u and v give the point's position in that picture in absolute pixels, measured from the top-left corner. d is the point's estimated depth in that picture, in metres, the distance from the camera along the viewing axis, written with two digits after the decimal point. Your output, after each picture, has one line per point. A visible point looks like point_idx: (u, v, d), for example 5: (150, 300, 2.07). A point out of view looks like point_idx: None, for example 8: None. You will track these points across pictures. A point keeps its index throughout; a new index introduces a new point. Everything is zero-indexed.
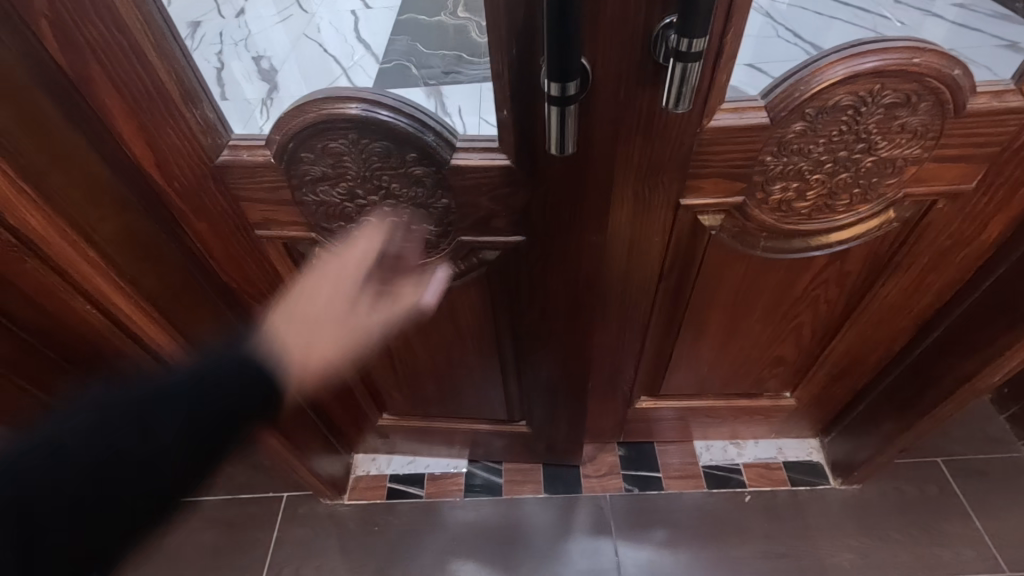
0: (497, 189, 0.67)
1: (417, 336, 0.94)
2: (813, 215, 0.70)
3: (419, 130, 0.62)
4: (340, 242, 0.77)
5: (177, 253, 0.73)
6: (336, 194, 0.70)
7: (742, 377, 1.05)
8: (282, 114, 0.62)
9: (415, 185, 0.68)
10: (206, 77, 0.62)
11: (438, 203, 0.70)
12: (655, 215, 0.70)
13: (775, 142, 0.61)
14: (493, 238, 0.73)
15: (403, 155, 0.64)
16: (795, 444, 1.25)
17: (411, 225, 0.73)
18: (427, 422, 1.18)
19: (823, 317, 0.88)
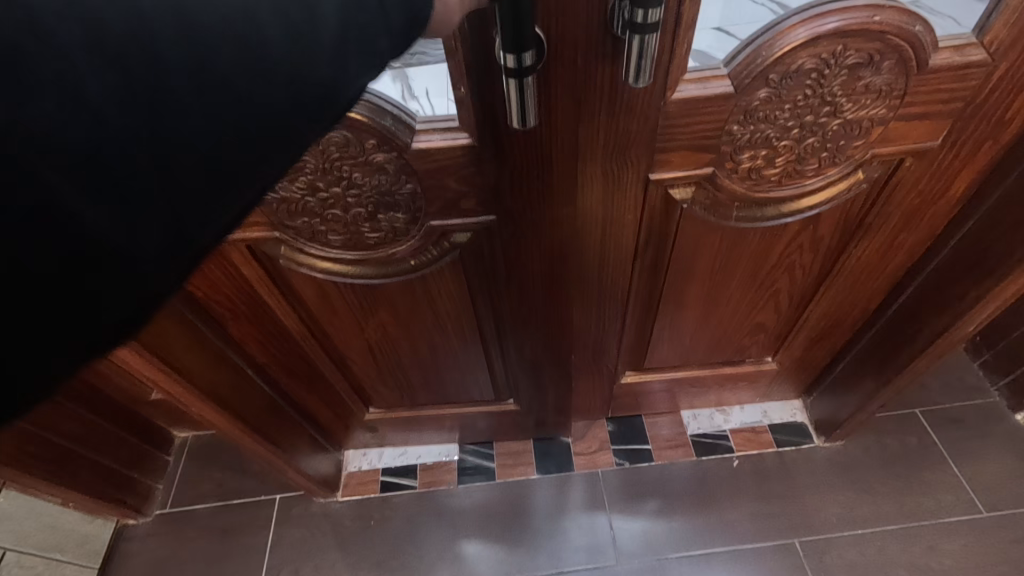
0: (463, 169, 0.65)
1: (397, 328, 0.93)
2: (782, 181, 0.69)
3: (376, 115, 0.60)
4: (307, 238, 0.75)
5: None
6: (298, 189, 0.68)
7: (724, 346, 1.05)
8: None
9: (379, 173, 0.66)
10: None
11: (404, 189, 0.68)
12: (626, 191, 0.69)
13: (742, 110, 0.60)
14: (463, 222, 0.72)
15: (362, 143, 0.62)
16: (779, 407, 1.27)
17: (377, 214, 0.71)
18: (415, 414, 1.18)
19: (800, 282, 0.89)
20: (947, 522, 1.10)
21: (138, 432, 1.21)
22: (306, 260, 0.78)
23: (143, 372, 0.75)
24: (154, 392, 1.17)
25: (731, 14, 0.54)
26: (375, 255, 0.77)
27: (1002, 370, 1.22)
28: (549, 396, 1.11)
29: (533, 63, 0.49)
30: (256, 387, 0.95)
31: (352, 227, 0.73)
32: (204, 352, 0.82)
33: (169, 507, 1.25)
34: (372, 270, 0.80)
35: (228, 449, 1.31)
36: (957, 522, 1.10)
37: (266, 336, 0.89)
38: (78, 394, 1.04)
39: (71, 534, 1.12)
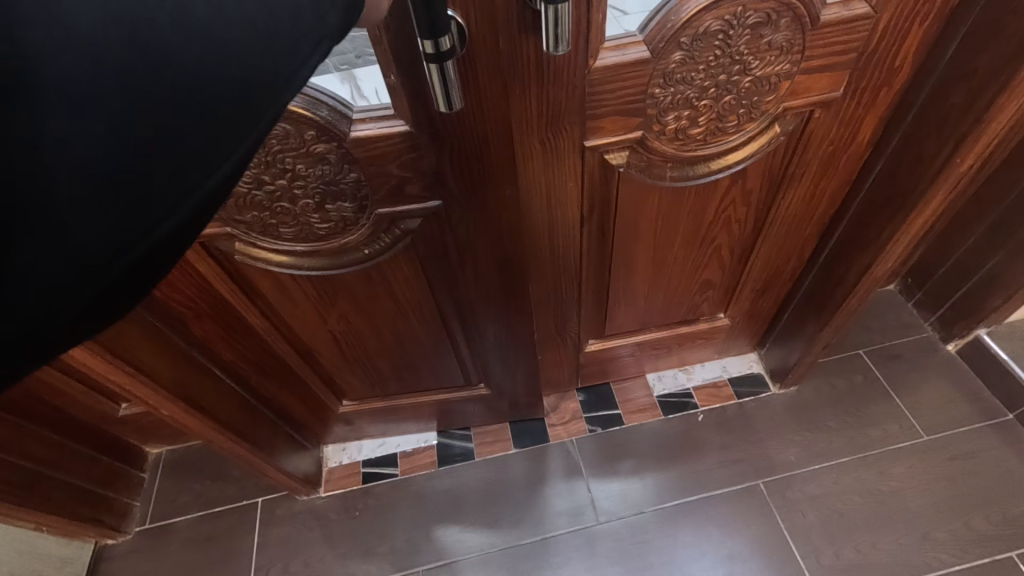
0: (403, 156, 0.67)
1: (362, 318, 0.95)
2: (708, 139, 0.75)
3: (311, 106, 0.62)
4: (259, 233, 0.77)
5: None
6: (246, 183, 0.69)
7: (678, 306, 1.11)
8: None
9: (322, 163, 0.68)
10: None
11: (348, 178, 0.70)
12: (565, 159, 0.73)
13: (660, 73, 0.65)
14: (411, 207, 0.74)
15: (302, 135, 0.64)
16: (737, 361, 1.35)
17: (325, 205, 0.74)
18: (390, 403, 1.20)
19: (738, 236, 0.95)
20: (893, 448, 1.19)
21: (109, 451, 1.20)
22: (261, 254, 0.80)
23: (108, 376, 0.76)
24: (123, 408, 1.16)
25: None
26: (328, 246, 0.80)
27: (932, 306, 1.32)
28: (517, 377, 1.14)
29: (451, 46, 0.50)
30: (227, 387, 0.96)
31: (302, 219, 0.75)
32: (169, 354, 0.83)
33: (149, 523, 1.24)
34: (330, 259, 0.82)
35: (205, 459, 1.31)
36: (903, 448, 1.19)
37: (231, 334, 0.90)
38: (42, 416, 1.03)
39: (49, 558, 1.09)
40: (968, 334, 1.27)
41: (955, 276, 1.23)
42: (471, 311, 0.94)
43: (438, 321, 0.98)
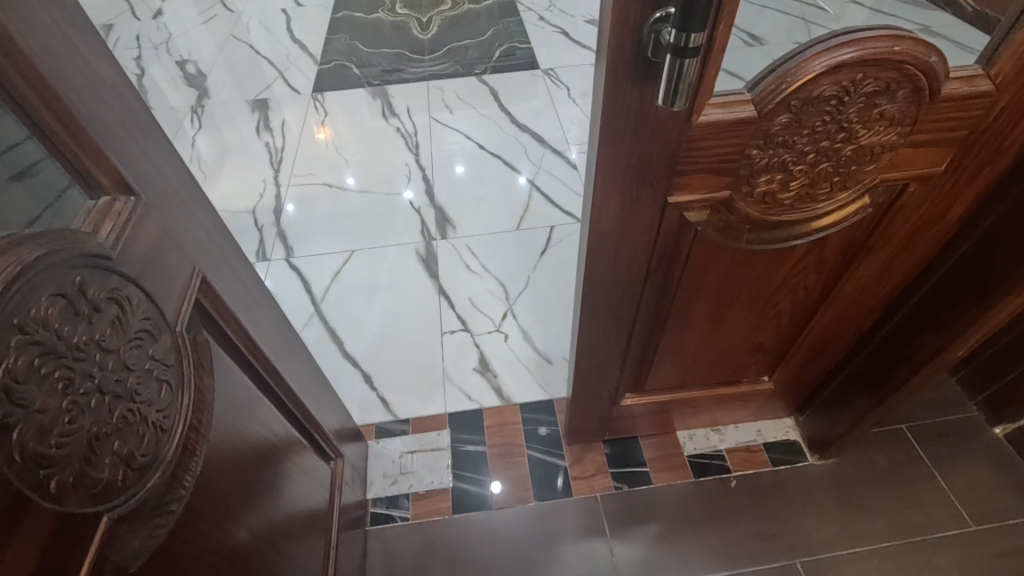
0: (127, 357, 0.48)
1: (274, 392, 0.81)
2: (795, 206, 0.70)
3: (137, 221, 0.52)
4: (205, 261, 0.65)
5: (213, 240, 0.68)
6: (170, 191, 0.59)
7: (724, 367, 1.06)
8: (140, 167, 0.54)
9: (170, 271, 0.56)
10: (131, 123, 0.54)
11: (171, 300, 0.56)
12: (643, 214, 0.69)
13: (762, 134, 0.60)
14: (177, 403, 0.55)
15: (114, 335, 0.47)
16: (772, 426, 1.29)
17: (189, 386, 0.57)
18: (331, 483, 1.05)
19: (801, 303, 0.90)
20: (939, 537, 1.12)
21: None
22: (226, 326, 0.68)
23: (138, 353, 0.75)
24: None
25: (735, 50, 0.55)
26: (221, 390, 0.66)
27: (979, 385, 1.27)
28: None
29: None
30: None
31: (203, 360, 0.61)
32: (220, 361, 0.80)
33: None
34: (214, 340, 0.66)
35: None
36: (949, 537, 1.12)
37: None
38: None
39: None
40: (1018, 420, 1.21)
41: (1006, 358, 1.18)
42: (235, 552, 0.66)
43: (267, 492, 0.75)
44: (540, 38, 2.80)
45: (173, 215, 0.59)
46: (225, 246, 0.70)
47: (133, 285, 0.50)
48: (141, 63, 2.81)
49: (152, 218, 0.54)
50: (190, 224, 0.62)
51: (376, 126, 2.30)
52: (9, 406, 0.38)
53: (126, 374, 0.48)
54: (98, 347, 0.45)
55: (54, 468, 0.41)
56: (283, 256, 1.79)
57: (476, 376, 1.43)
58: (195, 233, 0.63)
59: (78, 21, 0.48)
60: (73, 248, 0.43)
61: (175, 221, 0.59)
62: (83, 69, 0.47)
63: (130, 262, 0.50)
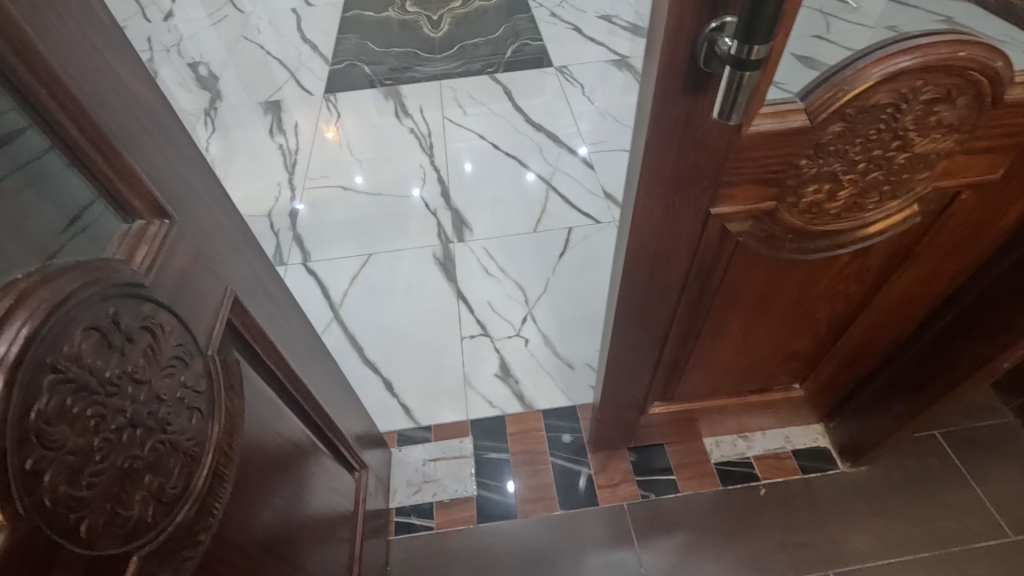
0: (158, 387, 0.47)
1: (302, 408, 0.80)
2: (841, 215, 0.67)
3: (169, 244, 0.51)
4: (236, 279, 0.63)
5: (246, 258, 0.67)
6: (203, 210, 0.58)
7: (756, 375, 1.03)
8: (177, 191, 0.53)
9: (202, 293, 0.56)
10: (167, 145, 0.53)
11: (204, 323, 0.55)
12: (685, 225, 0.67)
13: (813, 144, 0.58)
14: (205, 432, 0.53)
15: (146, 366, 0.46)
16: (801, 432, 1.27)
17: (218, 414, 0.55)
18: (356, 495, 1.04)
19: (839, 311, 0.88)
20: (977, 547, 1.09)
21: None
22: (255, 344, 0.67)
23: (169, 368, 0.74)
24: None
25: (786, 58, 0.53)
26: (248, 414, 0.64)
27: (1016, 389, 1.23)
28: None
29: None
30: None
31: (231, 385, 0.59)
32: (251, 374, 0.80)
33: None
34: (243, 358, 0.65)
35: None
36: (988, 547, 1.09)
37: None
38: None
39: None
40: None
41: None
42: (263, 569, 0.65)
43: (294, 511, 0.74)
44: (553, 35, 2.76)
45: (206, 234, 0.58)
46: (254, 260, 0.69)
47: (165, 311, 0.49)
48: (153, 66, 2.81)
49: (185, 241, 0.53)
50: (224, 243, 0.61)
51: (389, 127, 2.28)
52: (39, 450, 0.35)
53: (158, 405, 0.47)
54: (130, 379, 0.44)
55: (83, 512, 0.39)
56: (300, 260, 1.78)
57: (497, 382, 1.42)
58: (228, 251, 0.62)
59: (113, 39, 0.46)
60: (106, 277, 0.42)
61: (208, 241, 0.58)
62: (116, 90, 0.46)
63: (162, 287, 0.49)
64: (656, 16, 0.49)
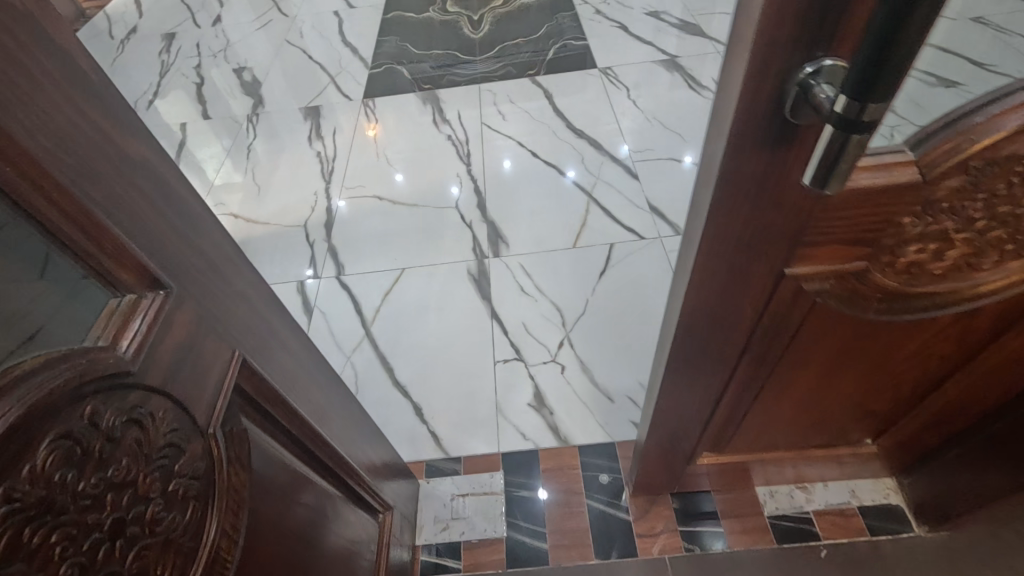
0: (147, 485, 0.42)
1: (320, 461, 0.75)
2: (947, 276, 0.56)
3: (167, 318, 0.45)
4: (246, 338, 0.58)
5: (259, 312, 0.62)
6: (210, 269, 0.52)
7: (822, 431, 0.92)
8: (179, 253, 0.48)
9: (206, 361, 0.50)
10: (169, 205, 0.47)
11: (207, 396, 0.50)
12: (752, 285, 0.57)
13: (921, 201, 0.47)
14: (206, 521, 0.48)
15: (132, 465, 0.41)
16: (869, 487, 1.13)
17: (221, 497, 0.50)
18: (380, 538, 0.99)
19: (927, 372, 0.76)
20: None
21: None
22: (271, 403, 0.62)
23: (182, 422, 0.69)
24: None
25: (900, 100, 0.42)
26: (259, 483, 0.59)
27: None
28: None
29: None
30: None
31: (240, 458, 0.54)
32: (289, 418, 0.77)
33: None
34: (254, 422, 0.60)
35: None
36: None
37: None
38: None
39: None
40: None
41: None
42: None
43: None
44: (598, 34, 2.64)
45: (213, 295, 0.53)
46: (267, 312, 0.64)
47: (158, 396, 0.44)
48: (200, 72, 2.86)
49: (187, 307, 0.48)
50: (233, 302, 0.56)
51: (426, 134, 2.24)
52: None
53: (146, 505, 0.42)
54: (110, 486, 0.39)
55: None
56: (333, 274, 1.76)
57: (531, 413, 1.34)
58: (238, 310, 0.57)
59: (100, 91, 0.41)
60: (82, 372, 0.37)
61: (215, 303, 0.53)
62: (102, 150, 0.40)
63: (157, 369, 0.44)
64: (733, 50, 0.39)
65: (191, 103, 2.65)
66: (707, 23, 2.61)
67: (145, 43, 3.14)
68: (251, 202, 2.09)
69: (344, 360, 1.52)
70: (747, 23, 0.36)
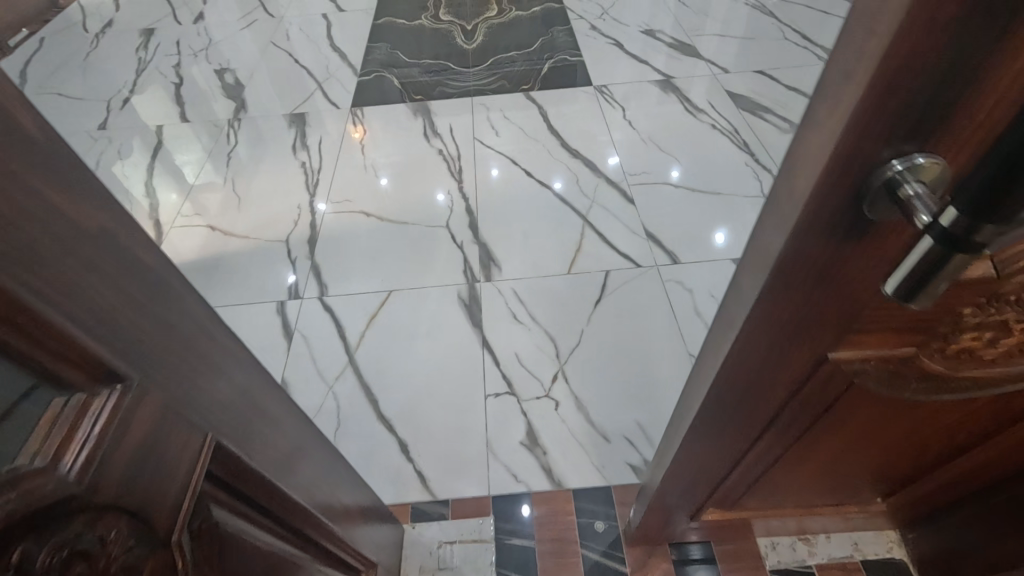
0: None
1: (303, 533, 0.68)
2: (999, 362, 0.51)
3: (126, 414, 0.38)
4: (222, 415, 0.51)
5: (236, 380, 0.55)
6: (181, 344, 0.45)
7: (836, 491, 0.87)
8: (144, 333, 0.41)
9: (171, 458, 0.43)
10: (134, 279, 0.40)
11: (174, 497, 0.43)
12: (789, 365, 0.52)
13: (989, 293, 0.42)
14: None
15: None
16: (872, 539, 1.10)
17: None
18: None
19: (956, 442, 0.71)
20: None
21: None
22: (250, 484, 0.55)
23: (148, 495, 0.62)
24: None
25: None
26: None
27: None
28: None
29: None
30: None
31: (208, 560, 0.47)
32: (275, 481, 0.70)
33: None
34: (230, 509, 0.53)
35: None
36: None
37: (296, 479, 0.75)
38: None
39: None
40: None
41: None
42: None
43: None
44: (593, 50, 2.61)
45: (184, 375, 0.45)
46: (244, 380, 0.56)
47: (109, 515, 0.36)
48: (179, 70, 2.73)
49: (152, 397, 0.41)
50: (206, 376, 0.49)
51: (417, 148, 2.16)
52: None
53: None
54: None
55: None
56: (316, 294, 1.67)
57: (523, 453, 1.28)
58: (211, 385, 0.50)
59: (54, 158, 0.34)
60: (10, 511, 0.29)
61: (186, 383, 0.46)
62: (51, 231, 0.34)
63: (111, 480, 0.36)
64: (810, 128, 0.34)
65: (168, 103, 2.53)
66: (703, 44, 2.60)
67: (122, 38, 3.00)
68: (229, 213, 1.98)
69: (326, 390, 1.44)
70: (836, 106, 0.31)
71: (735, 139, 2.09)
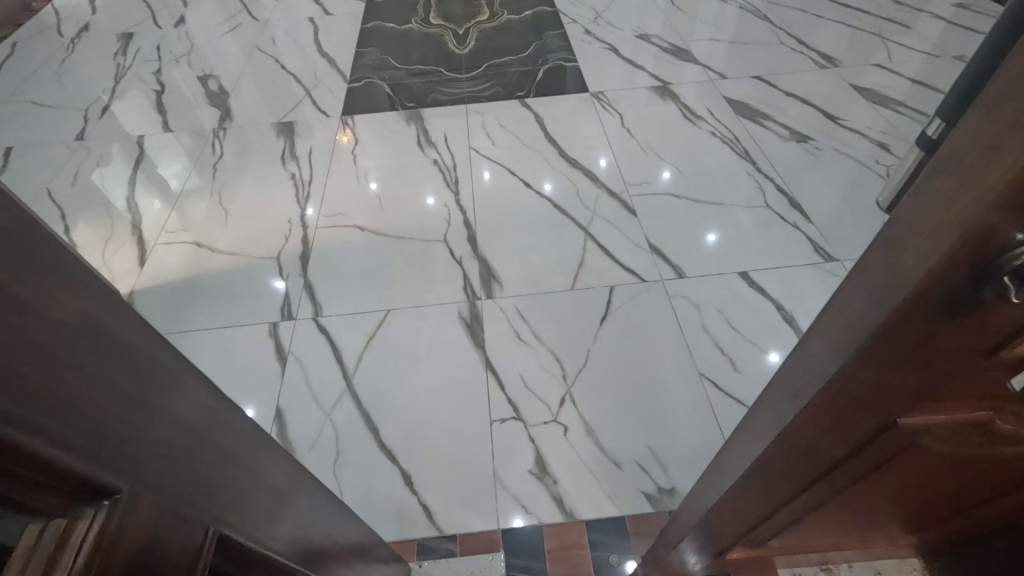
0: None
1: None
2: None
3: (119, 522, 0.32)
4: (221, 496, 0.45)
5: (234, 450, 0.49)
6: (174, 426, 0.40)
7: (880, 547, 0.79)
8: (135, 423, 0.35)
9: (170, 565, 0.37)
10: (120, 362, 0.35)
11: None
12: (858, 433, 0.45)
13: None
14: None
15: None
16: None
17: None
18: None
19: None
20: None
21: None
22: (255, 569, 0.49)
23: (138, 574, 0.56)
24: None
25: None
26: None
27: None
28: None
29: None
30: None
31: None
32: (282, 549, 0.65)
33: None
34: None
35: None
36: None
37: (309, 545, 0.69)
38: None
39: None
40: None
41: None
42: None
43: None
44: (588, 55, 2.56)
45: (180, 461, 0.40)
46: (243, 459, 0.51)
47: None
48: (161, 77, 2.63)
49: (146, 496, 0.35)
50: (203, 457, 0.43)
51: (411, 158, 2.10)
52: None
53: None
54: None
55: None
56: (310, 315, 1.60)
57: (533, 482, 1.24)
58: (209, 465, 0.44)
59: (23, 246, 0.29)
60: None
61: (183, 469, 0.40)
62: (24, 332, 0.28)
63: None
64: (929, 193, 0.29)
65: (149, 112, 2.43)
66: (698, 49, 2.57)
67: (99, 43, 2.88)
68: (216, 228, 1.90)
69: (323, 417, 1.37)
70: (983, 172, 0.26)
71: (735, 147, 2.06)
